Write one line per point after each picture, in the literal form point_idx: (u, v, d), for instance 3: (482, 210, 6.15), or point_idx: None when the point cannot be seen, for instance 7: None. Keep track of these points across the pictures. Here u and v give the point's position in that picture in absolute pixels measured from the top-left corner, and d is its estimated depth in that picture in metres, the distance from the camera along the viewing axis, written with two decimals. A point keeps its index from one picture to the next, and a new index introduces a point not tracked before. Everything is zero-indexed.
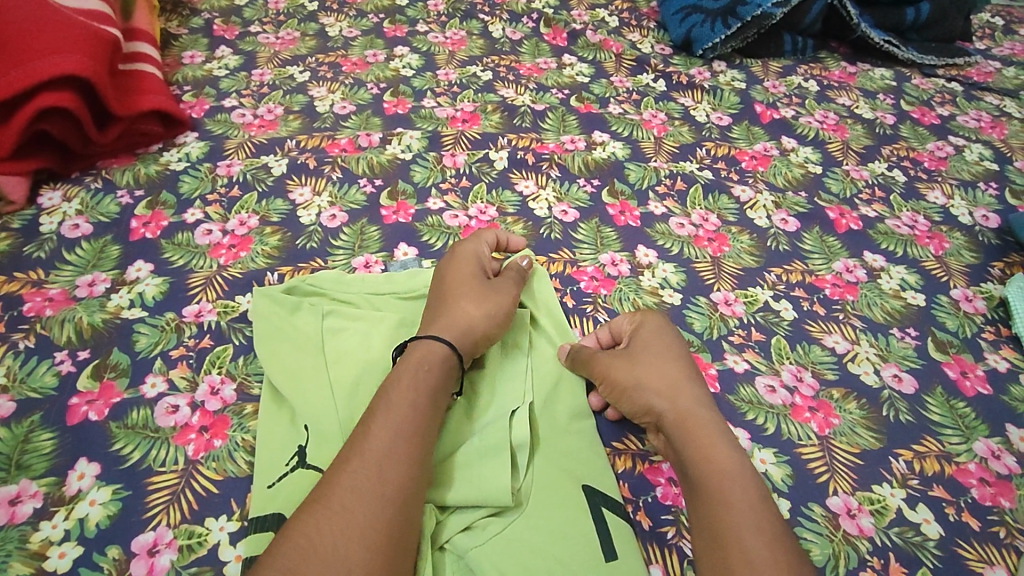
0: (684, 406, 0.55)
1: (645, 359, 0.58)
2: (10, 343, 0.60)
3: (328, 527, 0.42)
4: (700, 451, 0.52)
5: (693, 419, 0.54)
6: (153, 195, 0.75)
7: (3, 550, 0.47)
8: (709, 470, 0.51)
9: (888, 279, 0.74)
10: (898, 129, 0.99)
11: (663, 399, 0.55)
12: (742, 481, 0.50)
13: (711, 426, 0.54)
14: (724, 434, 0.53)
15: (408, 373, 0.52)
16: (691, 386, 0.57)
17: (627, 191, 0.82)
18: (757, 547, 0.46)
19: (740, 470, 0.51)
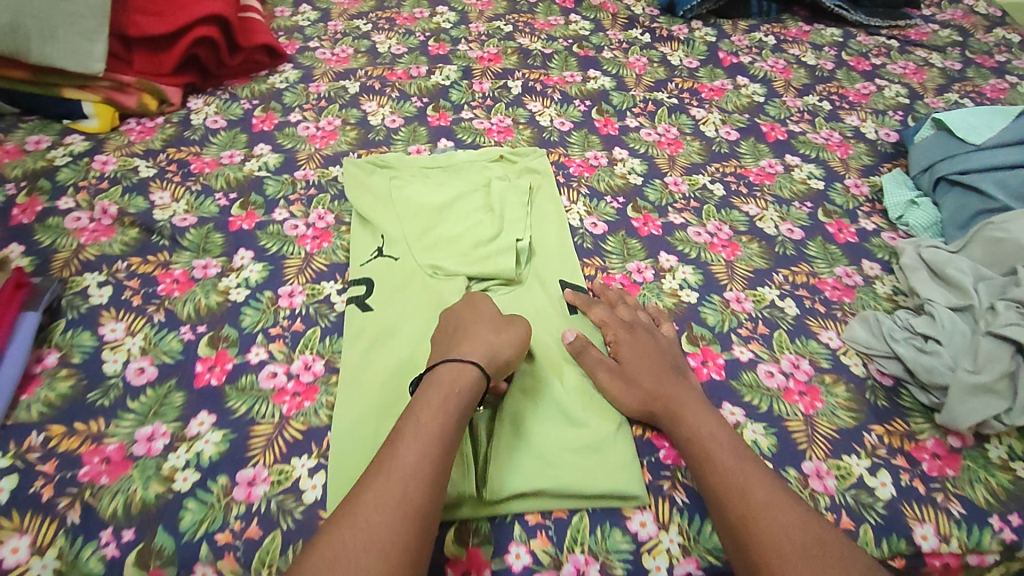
0: (670, 391, 0.67)
1: (628, 359, 0.70)
2: (186, 186, 0.90)
3: (385, 496, 0.53)
4: (689, 426, 0.65)
5: (687, 418, 0.65)
6: (266, 103, 1.05)
7: (205, 290, 0.78)
8: (716, 465, 0.61)
9: (799, 171, 1.01)
10: (834, 73, 1.23)
11: (657, 402, 0.67)
12: (744, 472, 0.60)
13: (701, 417, 0.65)
14: (711, 420, 0.65)
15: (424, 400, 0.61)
16: (673, 375, 0.69)
17: (610, 111, 1.10)
18: (777, 519, 0.56)
19: (737, 456, 0.62)
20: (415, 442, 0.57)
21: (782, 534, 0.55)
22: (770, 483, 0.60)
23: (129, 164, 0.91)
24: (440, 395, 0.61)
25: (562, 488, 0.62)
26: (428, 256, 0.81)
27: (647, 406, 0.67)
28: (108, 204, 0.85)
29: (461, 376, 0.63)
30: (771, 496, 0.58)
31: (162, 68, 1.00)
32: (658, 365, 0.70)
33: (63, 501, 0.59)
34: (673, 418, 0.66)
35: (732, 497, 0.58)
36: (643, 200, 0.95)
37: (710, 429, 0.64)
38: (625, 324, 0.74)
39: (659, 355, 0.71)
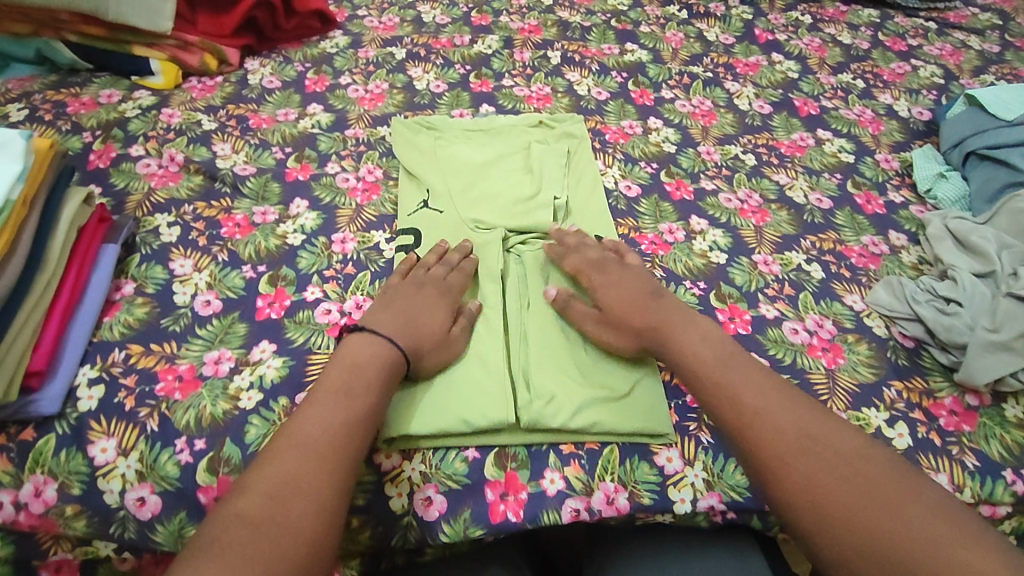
0: (652, 318, 0.70)
1: (608, 298, 0.73)
2: (246, 140, 0.96)
3: (276, 496, 0.53)
4: (680, 347, 0.68)
5: (675, 340, 0.68)
6: (318, 67, 1.10)
7: (263, 233, 0.83)
8: (717, 385, 0.64)
9: (830, 145, 1.03)
10: (870, 53, 1.25)
11: (647, 333, 0.70)
12: (742, 389, 0.63)
13: (687, 334, 0.68)
14: (699, 335, 0.68)
15: (334, 401, 0.60)
16: (653, 302, 0.72)
17: (647, 83, 1.13)
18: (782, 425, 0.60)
19: (728, 370, 0.65)
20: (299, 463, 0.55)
21: (782, 436, 0.59)
22: (765, 389, 0.63)
23: (193, 118, 0.98)
24: (370, 375, 0.63)
25: (594, 422, 0.66)
26: (473, 212, 0.85)
27: (638, 340, 0.70)
28: (175, 152, 0.91)
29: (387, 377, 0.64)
30: (763, 400, 0.62)
31: (224, 29, 1.06)
32: (635, 300, 0.72)
33: (143, 410, 0.65)
34: (664, 340, 0.69)
35: (729, 408, 0.62)
36: (677, 167, 0.98)
37: (698, 348, 0.67)
38: (597, 264, 0.77)
39: (632, 287, 0.74)
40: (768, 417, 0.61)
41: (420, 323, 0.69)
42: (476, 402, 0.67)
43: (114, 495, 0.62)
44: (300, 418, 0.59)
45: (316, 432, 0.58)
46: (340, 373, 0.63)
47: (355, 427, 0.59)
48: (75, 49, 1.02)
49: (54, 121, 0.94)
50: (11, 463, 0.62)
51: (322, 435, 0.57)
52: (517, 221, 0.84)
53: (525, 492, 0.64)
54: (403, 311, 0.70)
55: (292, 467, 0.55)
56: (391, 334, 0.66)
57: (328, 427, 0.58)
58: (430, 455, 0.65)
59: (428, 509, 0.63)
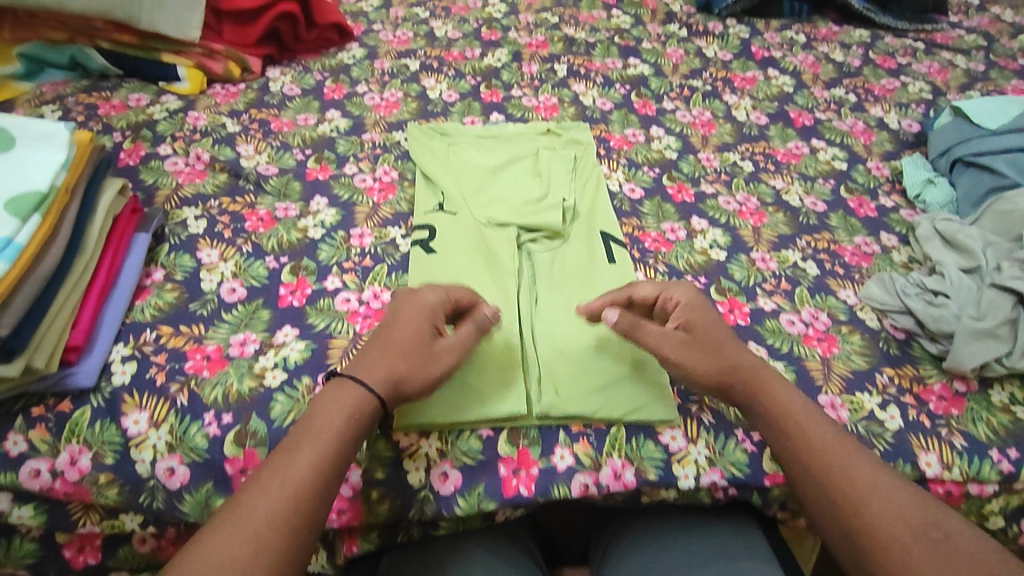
0: (747, 374, 0.67)
1: (696, 333, 0.69)
2: (268, 142, 1.01)
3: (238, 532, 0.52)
4: (773, 396, 0.66)
5: (766, 385, 0.67)
6: (336, 76, 1.16)
7: (286, 227, 0.88)
8: (807, 437, 0.63)
9: (824, 153, 1.08)
10: (861, 69, 1.31)
11: (735, 372, 0.67)
12: (829, 442, 0.63)
13: (775, 381, 0.67)
14: (784, 386, 0.67)
15: (311, 434, 0.58)
16: (739, 347, 0.70)
17: (649, 94, 1.19)
18: (865, 479, 0.60)
19: (814, 421, 0.65)
20: (262, 496, 0.54)
21: (886, 519, 0.57)
22: (869, 465, 0.61)
23: (218, 121, 1.03)
24: (327, 422, 0.59)
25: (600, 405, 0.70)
26: (486, 212, 0.90)
27: (725, 376, 0.67)
28: (201, 152, 0.96)
29: (355, 404, 0.61)
30: (851, 456, 0.62)
31: (248, 39, 1.11)
32: (731, 353, 0.68)
33: (173, 386, 0.69)
34: (763, 397, 0.66)
35: (841, 480, 0.60)
36: (678, 172, 1.03)
37: (801, 406, 0.66)
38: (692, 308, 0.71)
39: (725, 337, 0.70)
40: (853, 472, 0.61)
41: (397, 344, 0.65)
42: (491, 387, 0.70)
43: (145, 466, 0.65)
44: (281, 456, 0.57)
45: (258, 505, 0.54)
46: (320, 413, 0.60)
47: (297, 488, 0.55)
48: (107, 55, 1.07)
49: (86, 122, 0.99)
50: (48, 433, 0.65)
51: (265, 506, 0.53)
52: (527, 219, 0.88)
53: (536, 467, 0.67)
54: (380, 340, 0.66)
55: (231, 546, 0.51)
56: (361, 371, 0.63)
57: (269, 496, 0.54)
58: (445, 434, 0.69)
59: (444, 483, 0.66)
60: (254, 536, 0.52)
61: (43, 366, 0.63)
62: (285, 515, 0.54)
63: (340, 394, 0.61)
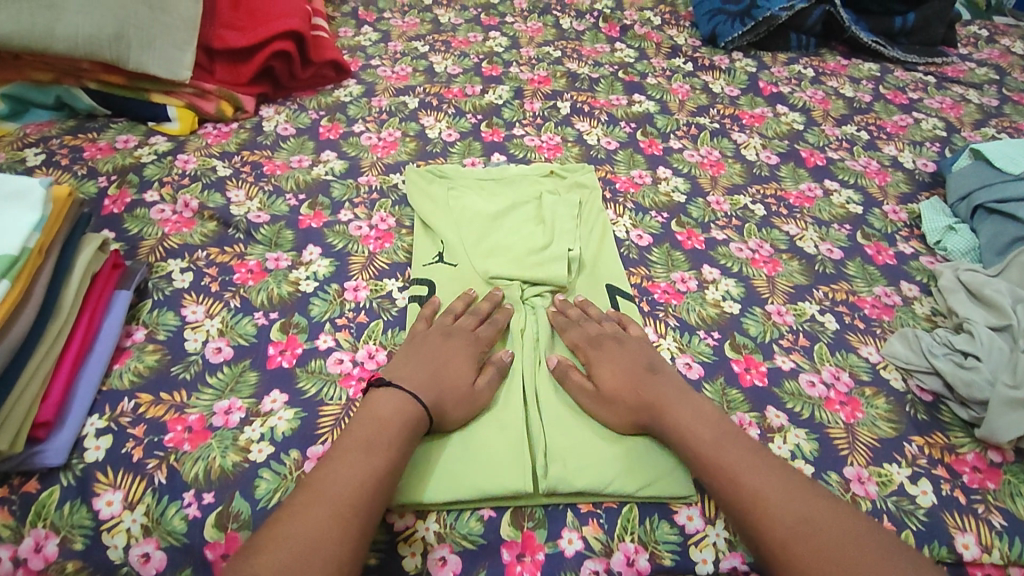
0: (638, 398, 0.68)
1: (601, 373, 0.71)
2: (259, 185, 0.97)
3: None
4: (676, 425, 0.66)
5: (668, 415, 0.67)
6: (332, 115, 1.12)
7: (276, 279, 0.83)
8: (719, 471, 0.63)
9: (838, 196, 1.04)
10: (872, 105, 1.28)
11: (642, 410, 0.68)
12: (740, 468, 0.62)
13: (678, 405, 0.67)
14: (691, 408, 0.67)
15: (323, 483, 0.58)
16: (648, 375, 0.70)
17: (655, 133, 1.15)
18: (780, 503, 0.60)
19: (719, 444, 0.64)
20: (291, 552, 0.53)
21: (778, 520, 0.58)
22: (753, 461, 0.63)
23: (208, 164, 0.99)
24: (393, 428, 0.63)
25: (611, 482, 0.65)
26: (486, 265, 0.85)
27: (634, 416, 0.68)
28: (190, 199, 0.92)
29: (400, 419, 0.64)
30: (764, 484, 0.61)
31: (241, 78, 1.08)
32: (626, 380, 0.70)
33: (151, 463, 0.64)
34: (657, 419, 0.67)
35: (729, 490, 0.62)
36: (687, 217, 0.99)
37: (697, 431, 0.65)
38: (594, 342, 0.75)
39: (629, 365, 0.72)
40: (773, 501, 0.60)
41: (446, 370, 0.70)
42: (492, 463, 0.66)
43: (117, 551, 0.60)
44: (293, 514, 0.56)
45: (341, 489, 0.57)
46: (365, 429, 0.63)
47: (379, 481, 0.59)
48: (94, 95, 1.03)
49: (71, 165, 0.95)
50: (11, 516, 0.60)
51: (348, 490, 0.57)
52: (531, 272, 0.84)
53: (542, 552, 0.62)
54: (427, 364, 0.70)
55: (318, 525, 0.55)
56: (417, 388, 0.67)
57: (353, 482, 0.58)
58: (444, 514, 0.64)
59: (442, 570, 0.61)
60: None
61: (7, 448, 0.59)
62: (366, 505, 0.57)
63: (385, 407, 0.65)
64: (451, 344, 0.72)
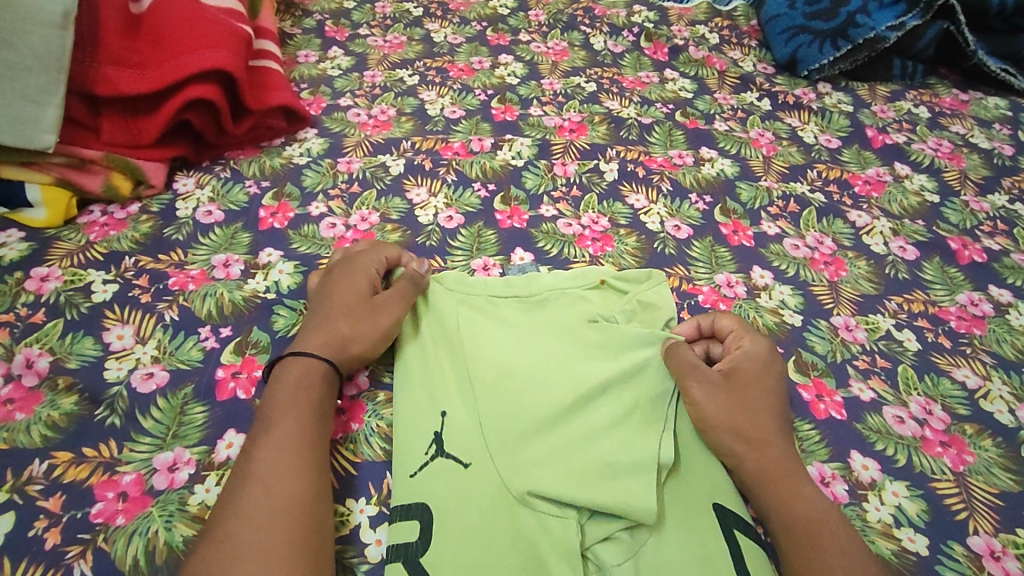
0: (767, 463, 0.54)
1: (737, 381, 0.59)
2: (157, 313, 0.63)
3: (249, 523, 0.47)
4: (796, 485, 0.53)
5: (788, 466, 0.54)
6: (279, 186, 0.78)
7: (166, 511, 0.51)
8: (799, 528, 0.51)
9: (1017, 315, 0.73)
10: (1018, 161, 0.95)
11: (762, 438, 0.55)
12: (830, 541, 0.50)
13: (796, 470, 0.54)
14: (808, 481, 0.54)
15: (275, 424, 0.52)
16: (781, 420, 0.58)
17: (739, 210, 0.82)
18: None
19: (825, 518, 0.51)
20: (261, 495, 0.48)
21: None
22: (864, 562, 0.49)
23: (80, 280, 0.65)
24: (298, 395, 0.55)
25: None
26: (520, 472, 0.52)
27: (751, 440, 0.55)
28: (38, 352, 0.59)
29: (312, 373, 0.56)
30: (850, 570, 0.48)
31: (142, 137, 0.73)
32: (767, 427, 0.56)
33: None
34: (779, 502, 0.52)
35: None
36: (809, 353, 0.67)
37: (811, 502, 0.52)
38: (756, 367, 0.60)
39: (777, 409, 0.58)
40: None
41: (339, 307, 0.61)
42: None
43: None
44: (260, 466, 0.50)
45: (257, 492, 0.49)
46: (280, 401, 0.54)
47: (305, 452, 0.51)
48: None
49: None
50: None
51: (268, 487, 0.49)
52: (599, 493, 0.51)
53: None
54: (320, 314, 0.61)
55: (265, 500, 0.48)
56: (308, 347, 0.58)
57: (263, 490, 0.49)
58: None
59: None
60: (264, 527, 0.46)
61: None
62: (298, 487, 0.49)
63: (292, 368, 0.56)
64: (337, 277, 0.64)
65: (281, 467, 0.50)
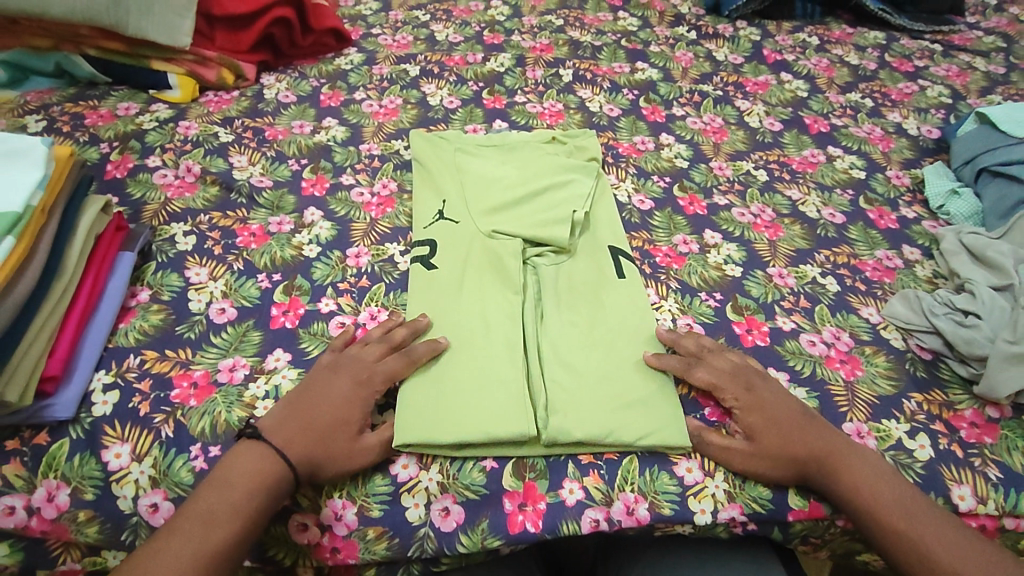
0: (816, 455, 0.65)
1: (761, 424, 0.66)
2: (262, 152, 0.96)
3: (206, 533, 0.56)
4: (847, 476, 0.64)
5: (833, 456, 0.65)
6: (332, 82, 1.11)
7: (280, 243, 0.84)
8: (868, 504, 0.63)
9: (842, 162, 1.05)
10: (877, 73, 1.26)
11: (805, 454, 0.65)
12: (887, 504, 0.62)
13: (838, 452, 0.65)
14: (848, 453, 0.66)
15: (248, 464, 0.60)
16: (802, 419, 0.67)
17: (658, 100, 1.14)
18: (920, 531, 0.61)
19: (873, 480, 0.64)
20: (213, 514, 0.57)
21: (930, 539, 0.60)
22: (900, 488, 0.64)
23: (209, 130, 0.98)
24: (248, 491, 0.59)
25: (640, 435, 0.67)
26: (488, 223, 0.85)
27: (800, 463, 0.65)
28: (192, 164, 0.92)
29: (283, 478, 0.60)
30: (906, 509, 0.62)
31: (241, 45, 1.07)
32: (797, 427, 0.66)
33: (158, 417, 0.66)
34: (842, 486, 0.64)
35: (931, 544, 0.60)
36: (690, 181, 1.00)
37: (861, 476, 0.64)
38: (758, 399, 0.68)
39: (795, 418, 0.67)
40: (919, 529, 0.61)
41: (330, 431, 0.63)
42: (505, 404, 0.68)
43: (127, 502, 0.62)
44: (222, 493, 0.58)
45: (170, 561, 0.54)
46: (256, 461, 0.60)
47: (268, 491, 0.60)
48: (94, 63, 1.03)
49: (72, 132, 0.95)
50: (23, 467, 0.63)
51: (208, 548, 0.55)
52: (535, 231, 0.84)
53: (544, 502, 0.65)
54: (311, 419, 0.64)
55: (222, 515, 0.57)
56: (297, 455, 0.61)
57: (176, 563, 0.54)
58: (447, 466, 0.66)
59: (445, 520, 0.64)
60: (208, 537, 0.56)
61: (17, 400, 0.60)
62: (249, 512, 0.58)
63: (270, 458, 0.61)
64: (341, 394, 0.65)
65: (240, 499, 0.58)
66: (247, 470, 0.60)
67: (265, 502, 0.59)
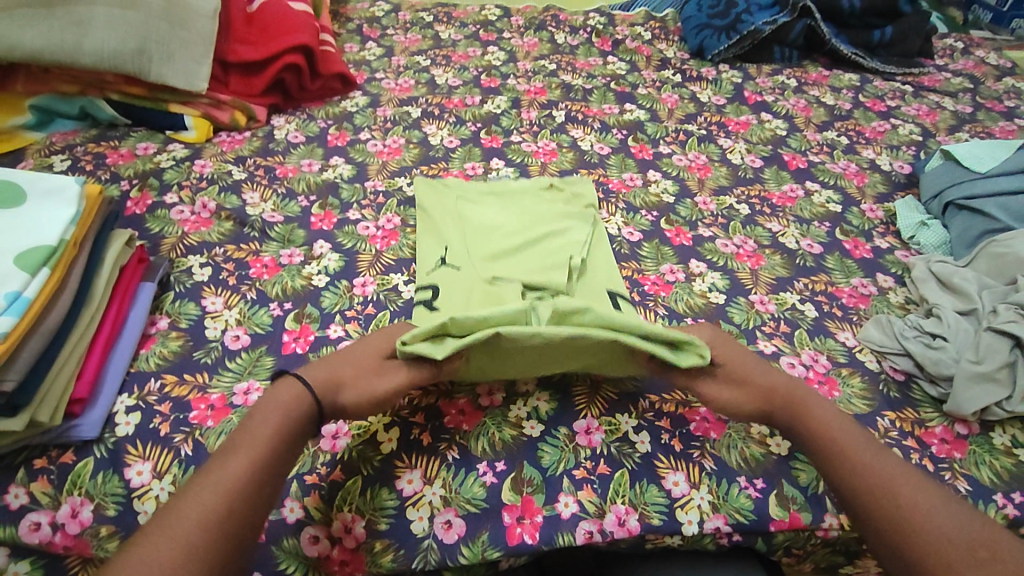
0: (782, 396, 0.73)
1: (734, 366, 0.75)
2: (273, 189, 1.03)
3: (249, 461, 0.60)
4: (812, 414, 0.71)
5: (797, 394, 0.73)
6: (339, 124, 1.18)
7: (291, 274, 0.89)
8: (827, 439, 0.69)
9: (819, 196, 1.11)
10: (852, 112, 1.34)
11: (771, 392, 0.73)
12: (845, 440, 0.69)
13: (801, 392, 0.73)
14: (812, 395, 0.73)
15: (275, 400, 0.66)
16: (770, 367, 0.76)
17: (645, 139, 1.22)
18: (871, 464, 0.66)
19: (833, 419, 0.71)
20: (251, 446, 0.62)
21: (881, 473, 0.65)
22: (857, 430, 0.70)
23: (224, 168, 1.05)
24: (278, 421, 0.64)
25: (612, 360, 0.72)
26: (489, 263, 0.90)
27: (767, 402, 0.73)
28: (207, 200, 0.98)
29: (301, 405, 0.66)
30: (860, 445, 0.68)
31: (254, 89, 1.15)
32: (765, 373, 0.75)
33: (177, 436, 0.70)
34: (803, 422, 0.71)
35: (885, 479, 0.65)
36: (676, 215, 1.06)
37: (825, 415, 0.71)
38: (730, 348, 0.77)
39: (760, 365, 0.76)
40: (874, 464, 0.66)
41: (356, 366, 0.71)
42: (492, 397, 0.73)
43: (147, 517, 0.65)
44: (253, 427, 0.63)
45: (209, 488, 0.58)
46: (284, 397, 0.66)
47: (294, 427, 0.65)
48: (116, 106, 1.10)
49: (95, 171, 1.01)
50: (49, 484, 0.66)
51: (206, 503, 0.56)
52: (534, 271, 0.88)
53: (540, 515, 0.68)
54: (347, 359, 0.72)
55: (259, 446, 0.62)
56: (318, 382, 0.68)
57: (214, 489, 0.57)
58: (449, 481, 0.70)
59: (448, 532, 0.67)
60: (247, 465, 0.60)
61: (48, 419, 0.65)
62: (281, 446, 0.63)
63: (292, 390, 0.67)
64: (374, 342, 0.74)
65: (273, 432, 0.63)
66: (276, 403, 0.66)
67: (291, 436, 0.64)
